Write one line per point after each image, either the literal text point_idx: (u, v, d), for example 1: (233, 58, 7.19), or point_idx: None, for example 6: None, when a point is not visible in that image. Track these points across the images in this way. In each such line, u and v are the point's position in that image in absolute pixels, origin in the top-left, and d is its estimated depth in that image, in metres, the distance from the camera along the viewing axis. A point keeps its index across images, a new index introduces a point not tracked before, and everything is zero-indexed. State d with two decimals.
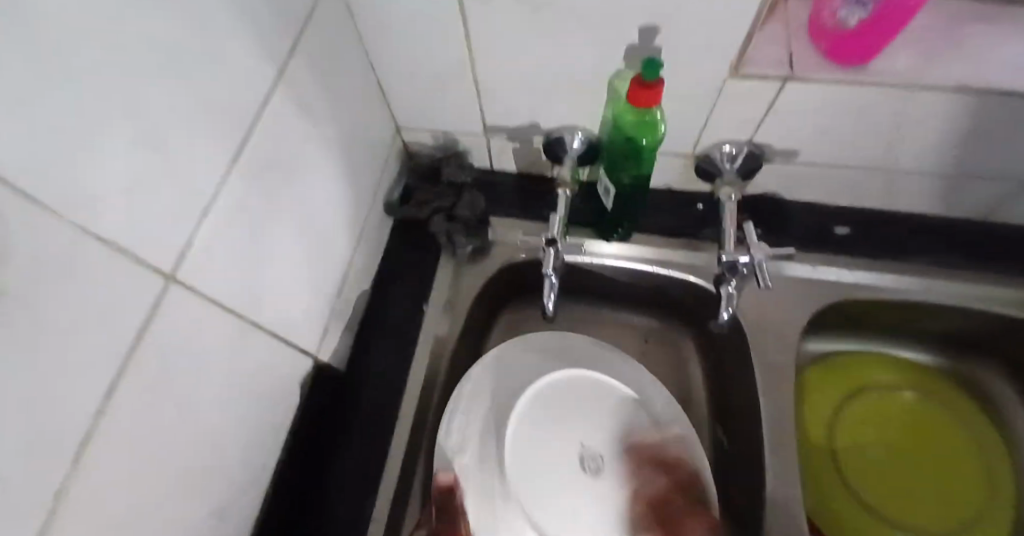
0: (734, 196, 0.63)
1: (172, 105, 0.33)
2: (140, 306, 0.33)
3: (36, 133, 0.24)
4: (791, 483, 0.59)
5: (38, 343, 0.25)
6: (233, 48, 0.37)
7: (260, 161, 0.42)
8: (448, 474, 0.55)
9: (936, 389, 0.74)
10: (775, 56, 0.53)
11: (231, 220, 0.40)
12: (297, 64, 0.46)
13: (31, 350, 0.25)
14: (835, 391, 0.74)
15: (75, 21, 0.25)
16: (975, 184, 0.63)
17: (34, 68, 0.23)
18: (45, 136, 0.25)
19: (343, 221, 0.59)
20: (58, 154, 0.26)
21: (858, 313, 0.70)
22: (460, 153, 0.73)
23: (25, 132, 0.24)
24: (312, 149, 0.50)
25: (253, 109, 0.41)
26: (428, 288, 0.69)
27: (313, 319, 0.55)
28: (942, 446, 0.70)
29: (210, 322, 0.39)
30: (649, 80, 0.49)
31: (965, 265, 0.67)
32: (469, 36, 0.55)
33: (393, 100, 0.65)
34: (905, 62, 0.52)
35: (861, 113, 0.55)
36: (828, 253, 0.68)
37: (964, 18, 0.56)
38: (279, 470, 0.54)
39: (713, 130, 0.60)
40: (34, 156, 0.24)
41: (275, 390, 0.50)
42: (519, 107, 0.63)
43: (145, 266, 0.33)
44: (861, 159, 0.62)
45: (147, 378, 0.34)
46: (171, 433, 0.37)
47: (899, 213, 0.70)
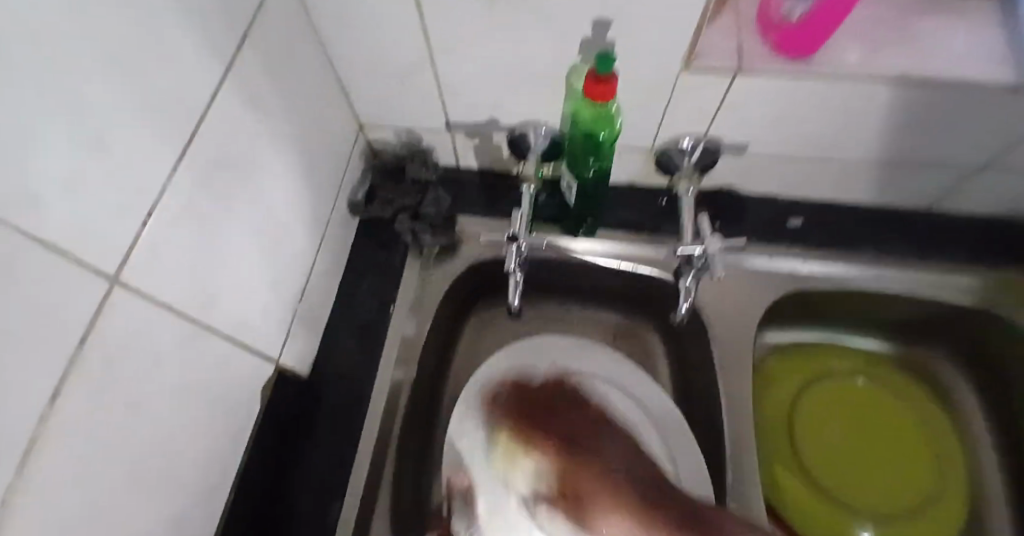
0: (690, 190, 0.65)
1: (117, 102, 0.32)
2: (83, 305, 0.32)
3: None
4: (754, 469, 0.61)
5: None
6: (179, 40, 0.37)
7: (212, 153, 0.42)
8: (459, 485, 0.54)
9: (887, 374, 0.77)
10: (725, 50, 0.55)
11: (181, 219, 0.39)
12: (248, 56, 0.45)
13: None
14: (793, 379, 0.76)
15: (18, 27, 0.24)
16: (918, 174, 0.66)
17: None
18: None
19: (304, 218, 0.58)
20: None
21: (814, 303, 0.73)
22: (424, 150, 0.72)
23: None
24: (267, 143, 0.50)
25: (202, 101, 0.40)
26: (394, 286, 0.69)
27: (274, 318, 0.54)
28: (894, 428, 0.74)
29: (162, 321, 0.39)
30: (603, 74, 0.50)
31: (911, 253, 0.70)
32: (429, 32, 0.55)
33: (354, 95, 0.65)
34: (849, 56, 0.54)
35: (810, 106, 0.57)
36: (785, 244, 0.70)
37: (903, 13, 0.58)
38: (241, 479, 0.52)
39: (671, 125, 0.62)
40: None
41: (234, 392, 0.49)
42: (481, 102, 0.63)
43: (89, 269, 0.32)
44: (812, 151, 0.64)
45: (96, 381, 0.33)
46: (123, 434, 0.36)
47: (848, 204, 0.73)
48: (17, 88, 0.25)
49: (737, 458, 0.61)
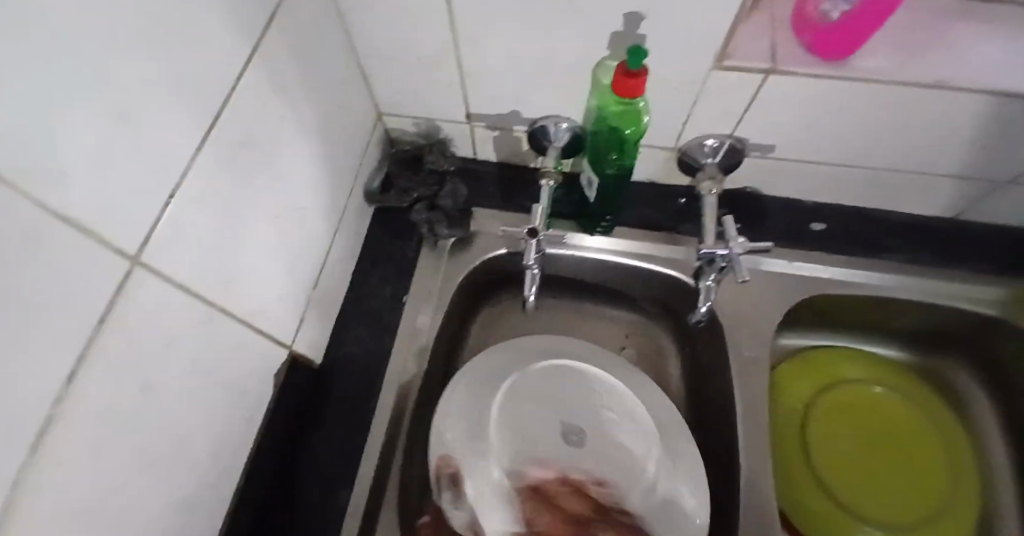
0: (714, 190, 0.63)
1: (143, 76, 0.31)
2: (102, 284, 0.31)
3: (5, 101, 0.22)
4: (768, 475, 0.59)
5: None
6: (207, 18, 0.36)
7: (235, 135, 0.41)
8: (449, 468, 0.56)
9: (905, 382, 0.76)
10: (758, 48, 0.53)
11: (200, 200, 0.38)
12: (274, 39, 0.44)
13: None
14: (808, 385, 0.75)
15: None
16: (947, 183, 0.65)
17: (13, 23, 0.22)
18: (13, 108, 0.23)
19: (321, 206, 0.57)
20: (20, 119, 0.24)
21: (833, 308, 0.71)
22: (442, 142, 0.72)
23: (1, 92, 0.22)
24: (289, 128, 0.49)
25: (228, 82, 0.39)
26: (408, 278, 0.68)
27: (288, 306, 0.54)
28: (909, 439, 0.72)
29: (180, 305, 0.38)
30: (633, 69, 0.49)
31: (936, 263, 0.69)
32: (455, 20, 0.53)
33: (375, 82, 0.64)
34: (884, 59, 0.53)
35: (841, 109, 0.56)
36: (805, 248, 0.69)
37: (941, 17, 0.57)
38: (252, 465, 0.52)
39: (697, 124, 0.61)
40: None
41: (246, 380, 0.48)
42: (504, 94, 0.62)
43: (109, 247, 0.31)
44: (840, 155, 0.62)
45: (111, 363, 0.32)
46: (136, 419, 0.35)
47: (872, 210, 0.71)
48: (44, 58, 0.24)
49: (751, 466, 0.60)
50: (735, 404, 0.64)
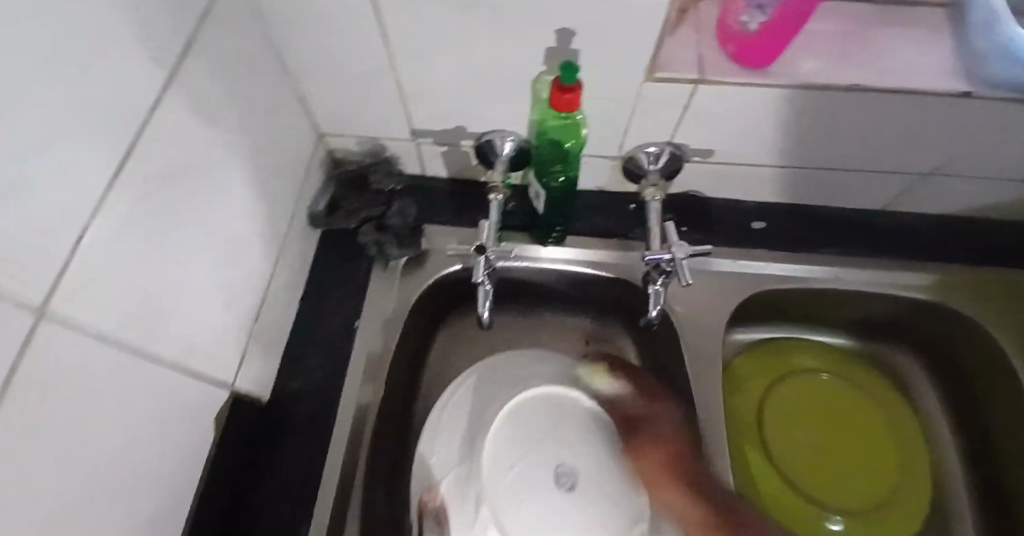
0: (658, 198, 0.64)
1: (47, 115, 0.29)
2: (10, 340, 0.28)
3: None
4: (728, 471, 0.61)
5: None
6: (116, 49, 0.34)
7: (155, 168, 0.39)
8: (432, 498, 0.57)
9: (851, 369, 0.79)
10: (686, 60, 0.55)
11: (119, 240, 0.36)
12: (195, 67, 0.42)
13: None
14: (763, 379, 0.77)
15: None
16: (872, 177, 0.68)
17: None
18: None
19: (260, 234, 0.56)
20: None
21: (779, 303, 0.74)
22: (388, 160, 0.71)
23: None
24: (218, 156, 0.47)
25: (144, 113, 0.37)
26: (359, 301, 0.67)
27: (228, 341, 0.52)
28: (860, 423, 0.75)
29: (101, 352, 0.36)
30: (567, 84, 0.49)
31: (871, 253, 0.72)
32: (388, 39, 0.53)
33: (312, 103, 0.62)
34: (804, 65, 0.56)
35: (769, 114, 0.58)
36: (749, 247, 0.71)
37: (854, 23, 0.60)
38: (198, 508, 0.50)
39: (636, 132, 0.62)
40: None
41: (183, 423, 0.46)
42: (445, 110, 0.62)
43: (14, 300, 0.29)
44: (774, 156, 0.65)
45: (29, 424, 0.30)
46: (61, 479, 0.33)
47: (808, 206, 0.74)
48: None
49: (711, 466, 0.61)
50: (692, 404, 0.65)
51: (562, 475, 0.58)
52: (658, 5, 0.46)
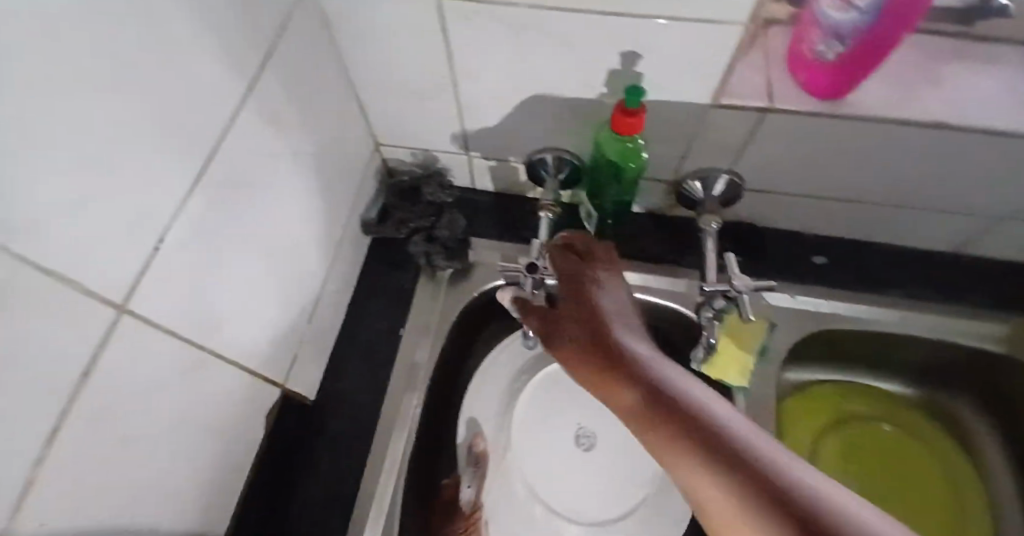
0: (714, 223, 0.63)
1: (129, 125, 0.31)
2: (85, 339, 0.30)
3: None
4: None
5: None
6: (198, 60, 0.36)
7: (227, 174, 0.40)
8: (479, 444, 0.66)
9: (912, 421, 0.75)
10: (754, 87, 0.53)
11: (192, 243, 0.38)
12: (268, 78, 0.44)
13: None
14: (814, 422, 0.74)
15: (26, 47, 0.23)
16: (945, 218, 0.64)
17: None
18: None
19: (316, 239, 0.57)
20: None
21: (838, 343, 0.70)
22: (440, 171, 0.72)
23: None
24: (284, 162, 0.48)
25: (218, 122, 0.39)
26: (405, 309, 0.67)
27: (280, 342, 0.53)
28: (916, 480, 0.71)
29: (167, 350, 0.37)
30: (631, 108, 0.49)
31: (940, 298, 0.68)
32: (451, 56, 0.54)
33: (372, 114, 0.64)
34: (878, 98, 0.53)
35: (837, 146, 0.56)
36: (808, 282, 0.68)
37: (936, 56, 0.57)
38: (247, 499, 0.53)
39: (695, 158, 0.61)
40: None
41: (235, 421, 0.48)
42: (500, 127, 0.62)
43: (95, 298, 0.30)
44: (839, 189, 0.62)
45: (95, 417, 0.32)
46: (120, 470, 0.35)
47: (872, 243, 0.71)
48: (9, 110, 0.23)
49: None
50: None
51: (582, 435, 0.69)
52: (716, 30, 0.45)
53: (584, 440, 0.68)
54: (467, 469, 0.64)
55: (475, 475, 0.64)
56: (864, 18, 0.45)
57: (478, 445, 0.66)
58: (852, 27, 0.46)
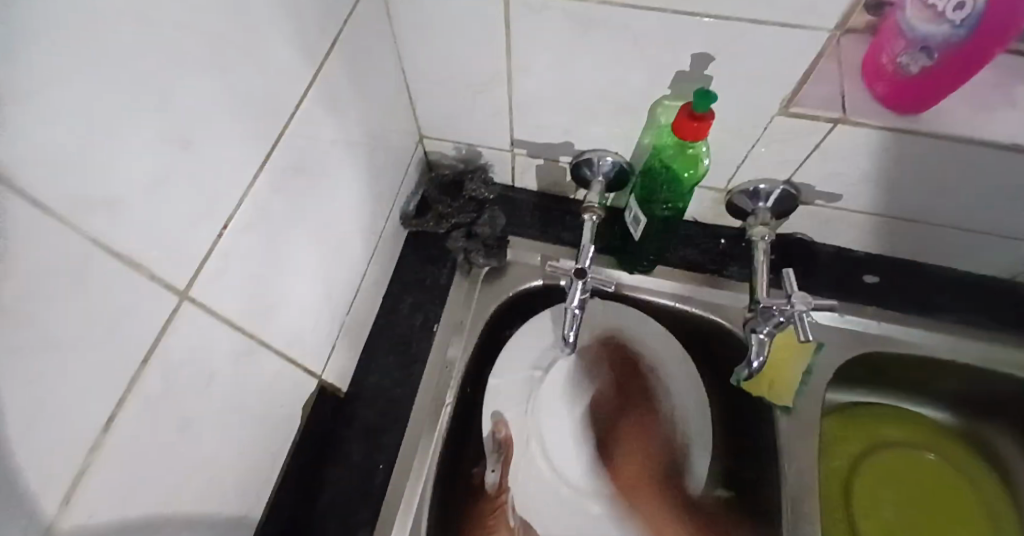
0: (768, 235, 0.61)
1: (205, 103, 0.30)
2: (149, 321, 0.29)
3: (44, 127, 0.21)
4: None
5: (20, 368, 0.22)
6: (271, 41, 0.34)
7: (290, 160, 0.39)
8: (505, 429, 0.62)
9: (951, 451, 0.72)
10: (827, 96, 0.51)
11: (253, 228, 0.37)
12: (333, 63, 0.43)
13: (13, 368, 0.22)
14: (849, 445, 0.72)
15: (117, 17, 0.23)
16: (1009, 244, 0.61)
17: (72, 48, 0.21)
18: (66, 140, 0.22)
19: (362, 229, 0.56)
20: (57, 147, 0.22)
21: (883, 367, 0.68)
22: (483, 167, 0.70)
23: (43, 117, 0.20)
24: (339, 149, 0.47)
25: (286, 106, 0.38)
26: (440, 305, 0.66)
27: (322, 332, 0.52)
28: (954, 511, 0.69)
29: (222, 337, 0.36)
30: (698, 112, 0.47)
31: (997, 327, 0.65)
32: (514, 49, 0.52)
33: (422, 104, 0.62)
34: (956, 115, 0.51)
35: (906, 164, 0.53)
36: (857, 302, 0.66)
37: (1015, 76, 0.55)
38: (283, 480, 0.52)
39: (752, 167, 0.59)
40: (30, 152, 0.20)
41: (276, 411, 0.47)
42: (552, 125, 0.60)
43: (161, 282, 0.29)
44: (900, 208, 0.60)
45: (151, 402, 0.31)
46: (170, 457, 0.34)
47: (927, 265, 0.68)
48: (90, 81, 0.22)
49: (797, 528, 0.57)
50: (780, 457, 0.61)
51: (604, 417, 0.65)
52: (797, 34, 0.43)
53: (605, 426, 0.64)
54: (495, 454, 0.62)
55: (500, 460, 0.62)
56: (959, 32, 0.44)
57: (501, 430, 0.63)
58: (944, 41, 0.45)
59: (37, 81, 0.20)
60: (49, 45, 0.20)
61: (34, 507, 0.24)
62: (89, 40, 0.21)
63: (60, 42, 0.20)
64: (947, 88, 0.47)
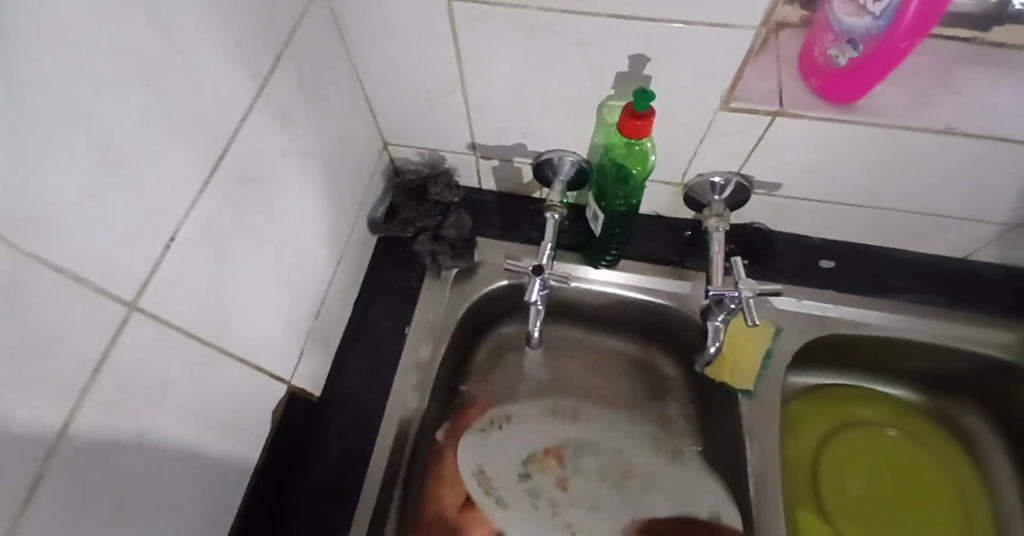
0: (722, 227, 0.62)
1: (142, 125, 0.31)
2: (96, 333, 0.31)
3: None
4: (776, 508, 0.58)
5: None
6: (210, 61, 0.36)
7: (239, 172, 0.41)
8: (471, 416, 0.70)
9: (913, 426, 0.74)
10: (765, 89, 0.53)
11: (205, 238, 0.38)
12: (280, 77, 0.44)
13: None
14: (816, 426, 0.74)
15: (47, 47, 0.24)
16: (952, 224, 0.64)
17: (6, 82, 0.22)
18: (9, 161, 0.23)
19: (323, 236, 0.57)
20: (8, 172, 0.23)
21: (844, 349, 0.70)
22: (447, 171, 0.71)
23: None
24: (293, 159, 0.49)
25: (232, 119, 0.39)
26: (410, 307, 0.67)
27: (288, 339, 0.53)
28: (919, 485, 0.71)
29: (176, 345, 0.37)
30: (640, 111, 0.49)
31: (949, 304, 0.67)
32: (462, 56, 0.53)
33: (381, 112, 0.64)
34: (889, 103, 0.53)
35: (845, 153, 0.56)
36: (813, 286, 0.68)
37: (946, 62, 0.57)
38: (254, 486, 0.53)
39: (702, 161, 0.61)
40: None
41: (242, 417, 0.48)
42: (508, 127, 0.62)
43: (104, 295, 0.31)
44: (845, 194, 0.62)
45: (104, 411, 0.32)
46: (130, 466, 0.35)
47: (879, 248, 0.70)
48: (28, 104, 0.24)
49: (757, 500, 0.59)
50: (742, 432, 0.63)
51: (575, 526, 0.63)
52: (725, 33, 0.45)
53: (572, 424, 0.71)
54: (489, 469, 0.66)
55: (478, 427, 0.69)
56: (879, 24, 0.45)
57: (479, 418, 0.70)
58: (866, 33, 0.47)
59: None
60: None
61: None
62: (23, 71, 0.23)
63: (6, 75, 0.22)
64: (877, 80, 0.49)
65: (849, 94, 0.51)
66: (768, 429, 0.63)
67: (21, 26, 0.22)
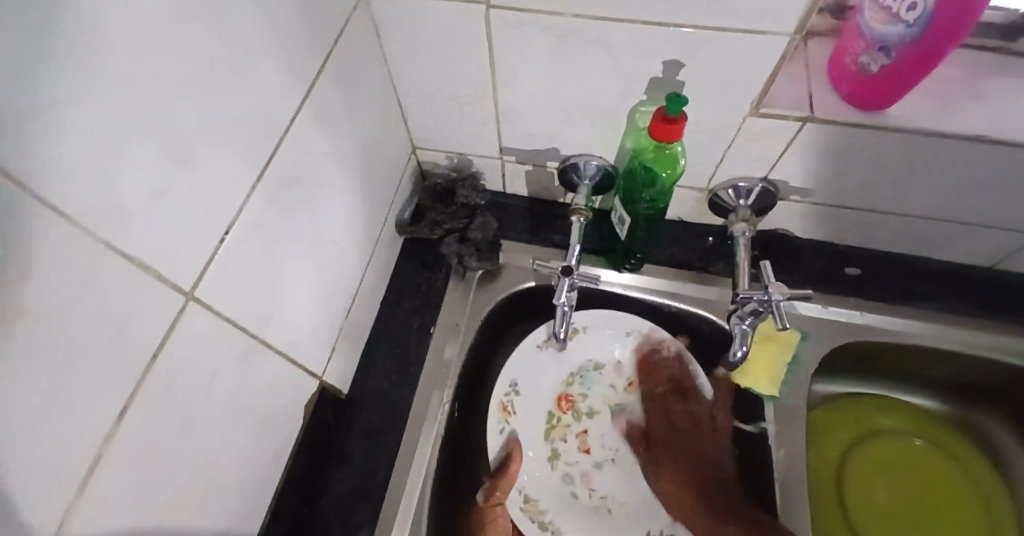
0: (749, 231, 0.63)
1: (203, 122, 0.32)
2: (154, 322, 0.32)
3: (64, 144, 0.24)
4: (804, 514, 0.58)
5: (38, 361, 0.25)
6: (263, 64, 0.37)
7: (285, 171, 0.42)
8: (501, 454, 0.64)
9: (939, 436, 0.73)
10: (795, 97, 0.54)
11: (254, 234, 0.40)
12: (324, 81, 0.46)
13: (34, 359, 0.24)
14: (840, 434, 0.74)
15: (122, 47, 0.25)
16: (981, 233, 0.64)
17: (87, 78, 0.24)
18: (85, 153, 0.25)
19: (356, 236, 0.58)
20: (82, 157, 0.25)
21: (869, 357, 0.70)
22: (474, 175, 0.72)
23: (52, 133, 0.23)
24: (332, 160, 0.50)
25: (280, 120, 0.40)
26: (436, 308, 0.68)
27: (321, 336, 0.54)
28: (946, 496, 0.70)
29: (223, 336, 0.39)
30: (671, 116, 0.49)
31: (977, 313, 0.67)
32: (495, 62, 0.55)
33: (412, 117, 0.65)
34: (919, 111, 0.53)
35: (874, 160, 0.56)
36: (838, 293, 0.68)
37: (977, 72, 0.57)
38: (285, 483, 0.53)
39: (729, 167, 0.61)
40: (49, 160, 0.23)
41: (277, 411, 0.49)
42: (537, 132, 0.63)
43: (167, 284, 0.32)
44: (871, 201, 0.62)
45: (158, 398, 0.33)
46: (177, 453, 0.36)
47: (905, 256, 0.70)
48: (104, 99, 0.25)
49: (784, 505, 0.59)
50: (768, 439, 0.63)
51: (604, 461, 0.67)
52: (757, 41, 0.46)
53: (570, 385, 0.70)
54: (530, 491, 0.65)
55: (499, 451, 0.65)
56: (912, 31, 0.46)
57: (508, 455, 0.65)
58: (899, 41, 0.48)
59: (58, 101, 0.23)
60: (58, 67, 0.22)
61: (56, 484, 0.27)
62: (101, 69, 0.24)
63: (84, 71, 0.24)
64: (909, 86, 0.50)
65: (881, 100, 0.52)
66: (795, 436, 0.63)
67: (100, 22, 0.24)
